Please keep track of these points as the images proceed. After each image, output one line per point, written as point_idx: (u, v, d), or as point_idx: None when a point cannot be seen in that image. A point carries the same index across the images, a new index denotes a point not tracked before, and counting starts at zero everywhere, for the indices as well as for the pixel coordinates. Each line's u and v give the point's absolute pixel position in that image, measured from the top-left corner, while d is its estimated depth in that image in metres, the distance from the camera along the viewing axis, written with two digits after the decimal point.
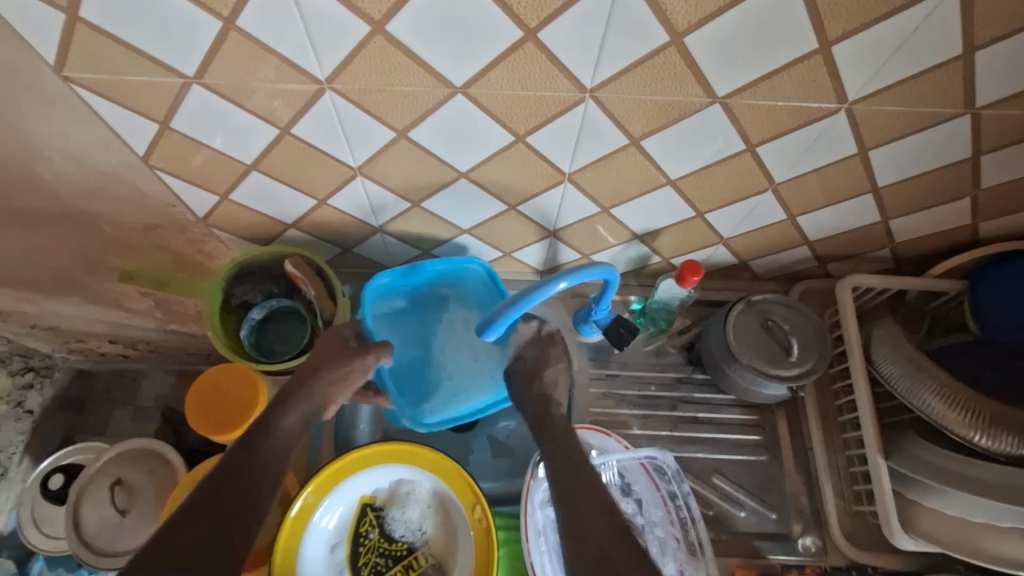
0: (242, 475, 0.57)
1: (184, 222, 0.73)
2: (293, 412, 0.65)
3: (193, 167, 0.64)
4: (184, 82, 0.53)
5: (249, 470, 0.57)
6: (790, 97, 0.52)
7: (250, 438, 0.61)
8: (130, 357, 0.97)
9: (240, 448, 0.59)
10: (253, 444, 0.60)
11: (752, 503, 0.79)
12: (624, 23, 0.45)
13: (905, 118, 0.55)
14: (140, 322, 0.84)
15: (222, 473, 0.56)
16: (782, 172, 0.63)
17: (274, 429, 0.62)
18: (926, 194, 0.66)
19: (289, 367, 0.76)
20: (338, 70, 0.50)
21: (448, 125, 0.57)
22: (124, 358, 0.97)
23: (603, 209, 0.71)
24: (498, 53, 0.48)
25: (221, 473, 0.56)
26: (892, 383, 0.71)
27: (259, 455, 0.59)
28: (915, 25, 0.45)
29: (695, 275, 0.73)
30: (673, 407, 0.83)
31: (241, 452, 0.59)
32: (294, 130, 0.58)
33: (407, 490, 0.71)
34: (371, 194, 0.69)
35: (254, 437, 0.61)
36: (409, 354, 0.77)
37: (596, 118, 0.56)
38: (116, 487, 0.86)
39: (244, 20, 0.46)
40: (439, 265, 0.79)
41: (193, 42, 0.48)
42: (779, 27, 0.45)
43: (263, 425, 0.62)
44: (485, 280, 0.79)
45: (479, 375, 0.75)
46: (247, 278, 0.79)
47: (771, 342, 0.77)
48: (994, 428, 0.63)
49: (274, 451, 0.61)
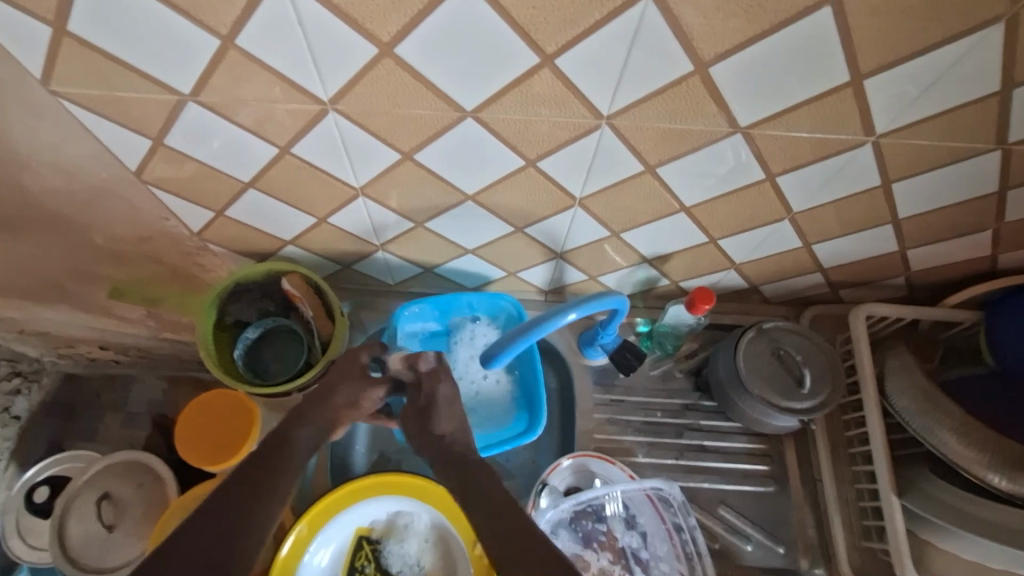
0: (247, 497, 0.54)
1: (178, 235, 0.70)
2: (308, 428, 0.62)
3: (188, 182, 0.61)
4: (180, 98, 0.50)
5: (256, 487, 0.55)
6: (815, 129, 0.50)
7: (259, 454, 0.58)
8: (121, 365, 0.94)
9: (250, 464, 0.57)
10: (265, 461, 0.57)
11: (759, 536, 0.77)
12: (647, 50, 0.42)
13: (933, 151, 0.53)
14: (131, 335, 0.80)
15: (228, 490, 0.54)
16: (800, 202, 0.61)
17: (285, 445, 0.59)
18: (948, 226, 0.64)
19: (287, 391, 0.72)
20: (342, 91, 0.47)
21: (456, 149, 0.54)
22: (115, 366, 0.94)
23: (614, 232, 0.69)
24: (513, 79, 0.45)
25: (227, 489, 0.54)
26: (907, 418, 0.68)
27: (269, 475, 0.56)
28: (953, 61, 0.43)
29: (707, 303, 0.70)
30: (679, 435, 0.81)
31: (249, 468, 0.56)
32: (294, 149, 0.56)
33: (405, 523, 0.68)
34: (373, 214, 0.66)
35: (265, 454, 0.58)
36: None
37: (611, 144, 0.53)
38: (104, 502, 0.83)
39: (243, 38, 0.43)
40: (471, 298, 0.81)
41: (190, 60, 0.45)
42: (812, 59, 0.43)
43: (274, 443, 0.59)
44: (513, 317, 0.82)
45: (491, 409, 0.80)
46: (241, 295, 0.76)
47: (783, 372, 0.74)
48: (1016, 470, 0.61)
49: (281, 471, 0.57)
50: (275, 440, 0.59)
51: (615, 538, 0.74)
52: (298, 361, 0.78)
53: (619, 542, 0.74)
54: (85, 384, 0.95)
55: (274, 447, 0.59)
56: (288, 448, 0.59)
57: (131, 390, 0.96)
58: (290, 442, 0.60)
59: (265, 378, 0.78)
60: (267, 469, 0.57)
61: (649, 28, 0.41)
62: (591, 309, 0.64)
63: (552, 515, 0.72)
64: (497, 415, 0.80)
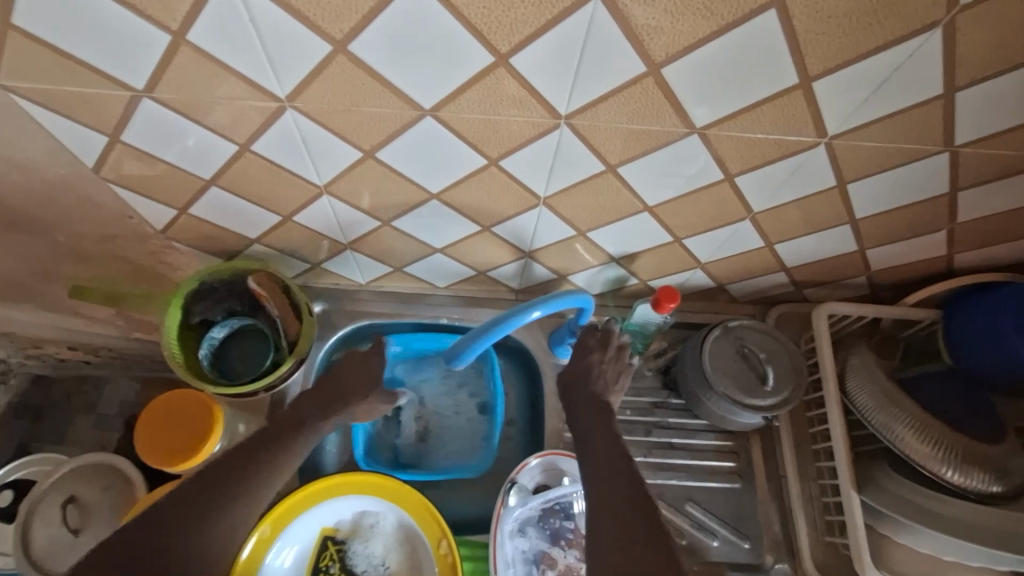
0: (219, 497, 0.55)
1: (143, 233, 0.69)
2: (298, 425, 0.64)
3: (149, 180, 0.61)
4: (133, 95, 0.49)
5: (228, 488, 0.56)
6: (770, 130, 0.51)
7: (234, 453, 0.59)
8: (93, 364, 0.92)
9: (226, 460, 0.58)
10: (243, 459, 0.58)
11: (725, 532, 0.78)
12: (599, 51, 0.43)
13: (883, 153, 0.54)
14: (100, 332, 0.79)
15: (198, 486, 0.55)
16: (760, 202, 0.62)
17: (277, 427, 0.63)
18: (903, 226, 0.66)
19: (253, 390, 0.72)
20: (299, 89, 0.47)
21: (418, 147, 0.54)
22: (87, 365, 0.92)
23: (580, 232, 0.69)
24: (469, 78, 0.46)
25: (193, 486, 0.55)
26: (867, 414, 0.70)
27: (240, 469, 0.57)
28: (896, 64, 0.44)
29: (671, 302, 0.71)
30: (648, 432, 0.82)
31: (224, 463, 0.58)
32: (255, 147, 0.55)
33: (370, 523, 0.68)
34: (338, 212, 0.66)
35: (242, 453, 0.59)
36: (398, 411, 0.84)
37: (571, 144, 0.54)
38: (69, 505, 0.81)
39: (194, 34, 0.43)
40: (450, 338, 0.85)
41: (141, 56, 0.45)
42: (762, 61, 0.44)
43: (251, 444, 0.60)
44: (486, 357, 0.85)
45: (456, 441, 0.84)
46: (207, 293, 0.75)
47: (747, 370, 0.76)
48: (967, 465, 0.63)
49: (260, 468, 0.59)
50: (259, 441, 0.61)
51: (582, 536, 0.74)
52: (266, 361, 0.77)
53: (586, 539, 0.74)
54: (56, 385, 0.93)
55: (259, 446, 0.60)
56: (270, 450, 0.60)
57: (103, 390, 0.94)
58: (281, 442, 0.62)
59: (230, 378, 0.77)
60: (247, 469, 0.58)
61: (601, 28, 0.41)
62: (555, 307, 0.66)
63: (521, 513, 0.73)
64: (461, 448, 0.83)
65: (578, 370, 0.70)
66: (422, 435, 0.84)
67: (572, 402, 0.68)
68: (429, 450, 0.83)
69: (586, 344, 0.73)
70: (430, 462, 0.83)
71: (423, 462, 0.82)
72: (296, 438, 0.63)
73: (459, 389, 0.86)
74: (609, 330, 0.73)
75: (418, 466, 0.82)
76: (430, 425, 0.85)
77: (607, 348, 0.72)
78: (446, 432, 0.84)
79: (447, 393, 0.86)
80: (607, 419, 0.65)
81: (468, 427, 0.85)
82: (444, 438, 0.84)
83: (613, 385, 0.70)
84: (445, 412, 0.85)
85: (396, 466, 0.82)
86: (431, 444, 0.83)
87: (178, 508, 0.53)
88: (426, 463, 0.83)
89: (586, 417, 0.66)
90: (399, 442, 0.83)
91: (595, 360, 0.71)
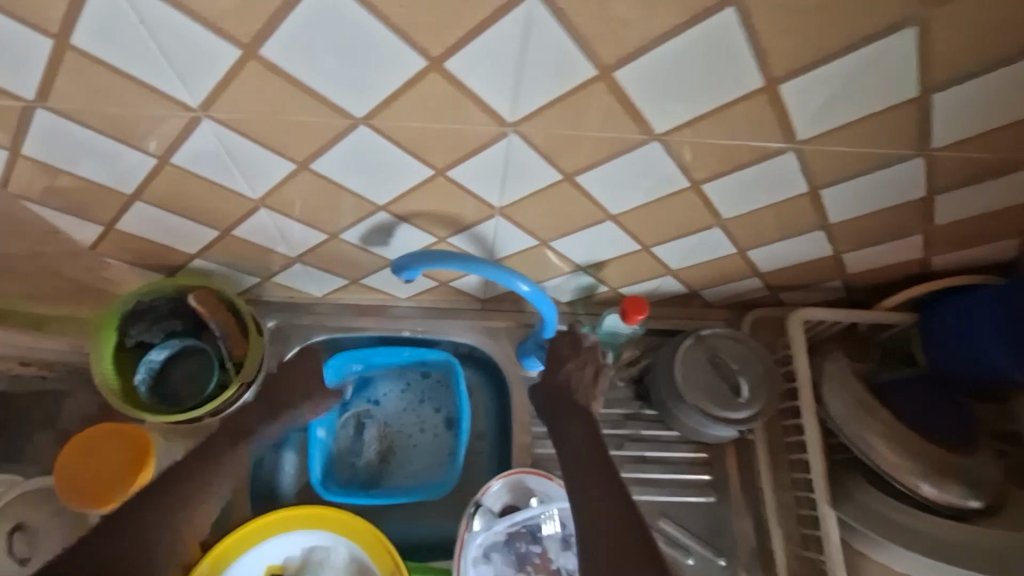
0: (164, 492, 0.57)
1: (68, 250, 0.63)
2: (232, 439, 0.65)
3: (66, 196, 0.55)
4: (27, 106, 0.43)
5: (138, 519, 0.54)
6: (735, 136, 0.47)
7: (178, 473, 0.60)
8: (51, 377, 0.78)
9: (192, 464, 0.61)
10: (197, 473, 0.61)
11: (699, 548, 0.75)
12: (541, 51, 0.38)
13: (855, 158, 0.51)
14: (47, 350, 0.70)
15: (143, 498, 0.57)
16: (729, 208, 0.58)
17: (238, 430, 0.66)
18: (879, 231, 0.63)
19: (193, 416, 0.67)
20: (212, 98, 0.42)
21: (356, 157, 0.50)
22: (45, 378, 0.77)
23: (543, 241, 0.65)
24: (401, 83, 0.41)
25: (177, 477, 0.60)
26: (840, 426, 0.67)
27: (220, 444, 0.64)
28: (868, 64, 0.40)
29: (639, 313, 0.68)
30: (620, 446, 0.79)
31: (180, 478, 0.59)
32: (175, 159, 0.50)
33: (320, 558, 0.63)
34: (280, 225, 0.61)
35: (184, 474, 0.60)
36: (358, 431, 0.81)
37: (522, 153, 0.49)
38: (15, 533, 0.69)
39: (78, 38, 0.37)
40: (407, 350, 0.81)
41: (25, 63, 0.39)
42: (722, 62, 0.40)
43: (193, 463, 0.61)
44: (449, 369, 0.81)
45: (422, 459, 0.80)
46: (145, 314, 0.70)
47: (719, 380, 0.73)
48: (942, 478, 0.61)
49: (190, 502, 0.59)
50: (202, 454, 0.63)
51: (550, 560, 0.70)
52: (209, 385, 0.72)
53: (555, 564, 0.70)
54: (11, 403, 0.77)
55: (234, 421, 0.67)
56: (192, 492, 0.59)
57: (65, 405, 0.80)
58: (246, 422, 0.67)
59: (171, 402, 0.71)
60: (142, 520, 0.54)
61: (541, 29, 0.37)
62: (538, 298, 0.64)
63: (485, 538, 0.69)
64: (428, 466, 0.79)
65: (559, 382, 0.66)
66: (385, 454, 0.80)
67: (549, 406, 0.65)
68: (391, 471, 0.79)
69: (560, 353, 0.68)
70: (394, 482, 0.79)
71: (388, 483, 0.78)
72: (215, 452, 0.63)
73: (423, 404, 0.82)
74: (580, 334, 0.69)
75: (382, 487, 0.78)
76: (393, 443, 0.80)
77: (579, 351, 0.68)
78: (410, 451, 0.80)
79: (412, 408, 0.82)
80: (590, 425, 0.62)
81: (434, 444, 0.80)
82: (409, 456, 0.80)
83: (593, 390, 0.66)
84: (409, 429, 0.81)
85: (359, 487, 0.78)
86: (395, 463, 0.79)
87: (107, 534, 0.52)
88: (391, 483, 0.78)
89: (565, 418, 0.63)
90: (360, 463, 0.79)
91: (573, 371, 0.67)
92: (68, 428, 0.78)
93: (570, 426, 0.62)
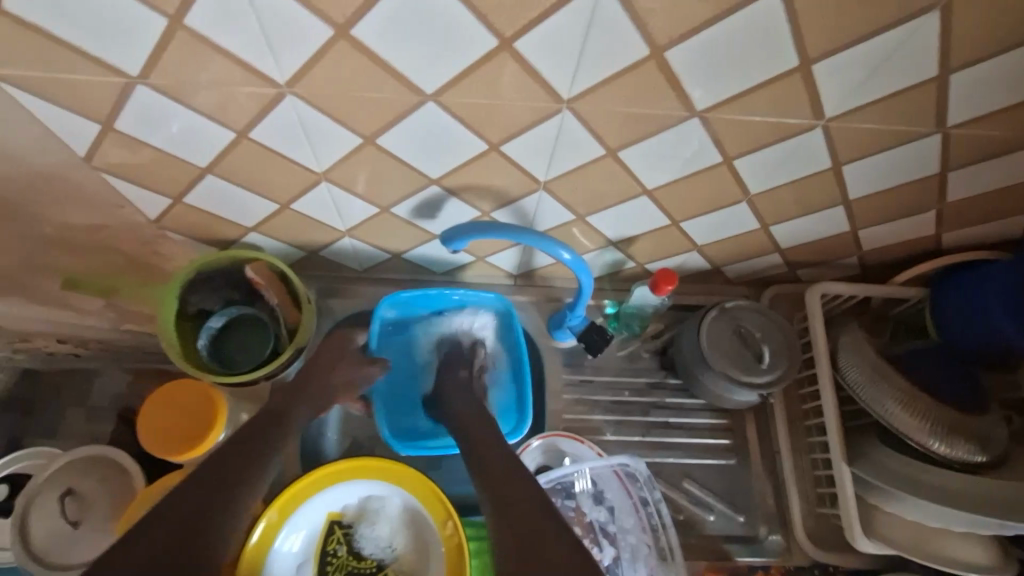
0: (220, 479, 0.55)
1: (135, 223, 0.67)
2: (283, 429, 0.64)
3: (141, 170, 0.60)
4: (128, 82, 0.48)
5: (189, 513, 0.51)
6: (768, 113, 0.52)
7: (185, 494, 0.53)
8: (83, 355, 0.83)
9: (200, 485, 0.54)
10: (208, 493, 0.53)
11: (721, 506, 0.80)
12: (605, 29, 0.42)
13: (878, 135, 0.55)
14: (92, 322, 0.73)
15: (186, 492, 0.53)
16: (756, 184, 0.63)
17: (285, 418, 0.66)
18: (896, 207, 0.67)
19: (251, 379, 0.71)
20: (300, 73, 0.47)
21: (419, 132, 0.54)
22: (76, 357, 0.83)
23: (579, 216, 0.70)
24: (471, 62, 0.45)
25: (198, 487, 0.53)
26: (857, 389, 0.72)
27: (254, 440, 0.61)
28: (896, 45, 0.45)
29: (669, 284, 0.72)
30: (645, 412, 0.84)
31: (201, 488, 0.54)
32: (253, 133, 0.54)
33: (377, 506, 0.69)
34: (337, 199, 0.66)
35: (192, 495, 0.53)
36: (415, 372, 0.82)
37: (572, 128, 0.54)
38: (68, 498, 0.74)
39: (192, 19, 0.42)
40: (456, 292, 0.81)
41: (137, 40, 0.44)
42: (766, 44, 0.44)
43: (200, 483, 0.54)
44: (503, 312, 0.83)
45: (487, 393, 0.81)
46: (202, 283, 0.75)
47: (744, 349, 0.77)
48: (952, 437, 0.66)
49: (248, 480, 0.57)
50: (217, 465, 0.56)
51: (584, 513, 0.75)
52: (266, 349, 0.77)
53: (587, 517, 0.75)
54: (42, 379, 0.83)
55: (266, 414, 0.65)
56: (239, 486, 0.56)
57: (94, 383, 0.84)
58: (286, 413, 0.66)
59: (226, 366, 0.76)
60: (198, 506, 0.52)
61: (606, 11, 0.41)
62: (578, 266, 0.68)
63: None
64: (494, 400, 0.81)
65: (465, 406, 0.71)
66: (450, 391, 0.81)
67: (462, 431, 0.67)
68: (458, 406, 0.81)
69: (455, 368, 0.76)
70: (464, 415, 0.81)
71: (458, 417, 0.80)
72: (271, 436, 0.63)
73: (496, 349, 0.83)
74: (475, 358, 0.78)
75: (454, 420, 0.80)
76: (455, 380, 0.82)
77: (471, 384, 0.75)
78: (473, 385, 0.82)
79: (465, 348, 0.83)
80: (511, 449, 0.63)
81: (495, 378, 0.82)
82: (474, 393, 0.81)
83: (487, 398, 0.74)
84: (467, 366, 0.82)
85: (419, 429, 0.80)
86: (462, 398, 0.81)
87: (161, 524, 0.49)
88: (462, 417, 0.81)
89: (488, 449, 0.63)
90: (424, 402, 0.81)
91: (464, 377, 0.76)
92: (106, 407, 0.82)
93: (490, 455, 0.62)
